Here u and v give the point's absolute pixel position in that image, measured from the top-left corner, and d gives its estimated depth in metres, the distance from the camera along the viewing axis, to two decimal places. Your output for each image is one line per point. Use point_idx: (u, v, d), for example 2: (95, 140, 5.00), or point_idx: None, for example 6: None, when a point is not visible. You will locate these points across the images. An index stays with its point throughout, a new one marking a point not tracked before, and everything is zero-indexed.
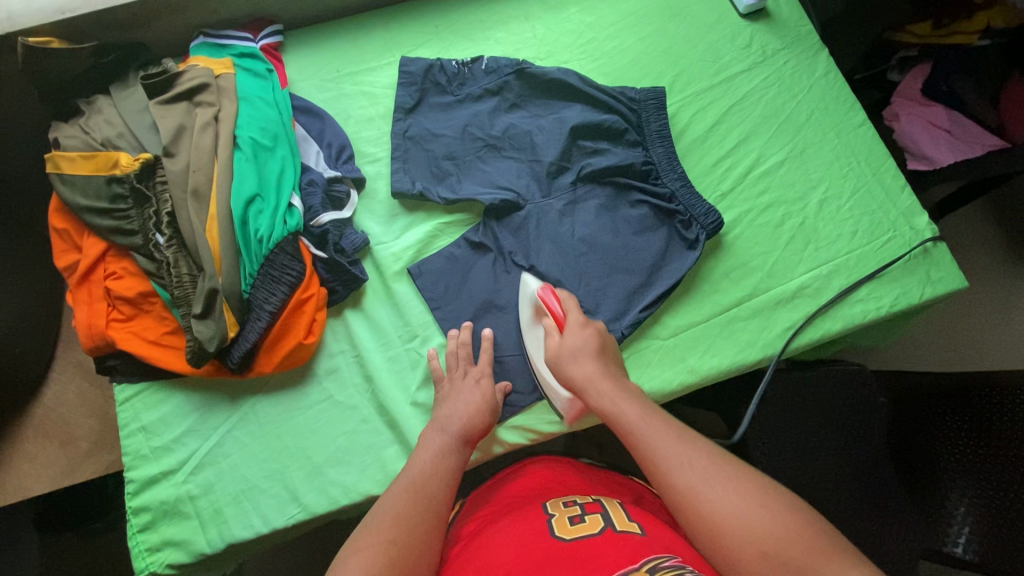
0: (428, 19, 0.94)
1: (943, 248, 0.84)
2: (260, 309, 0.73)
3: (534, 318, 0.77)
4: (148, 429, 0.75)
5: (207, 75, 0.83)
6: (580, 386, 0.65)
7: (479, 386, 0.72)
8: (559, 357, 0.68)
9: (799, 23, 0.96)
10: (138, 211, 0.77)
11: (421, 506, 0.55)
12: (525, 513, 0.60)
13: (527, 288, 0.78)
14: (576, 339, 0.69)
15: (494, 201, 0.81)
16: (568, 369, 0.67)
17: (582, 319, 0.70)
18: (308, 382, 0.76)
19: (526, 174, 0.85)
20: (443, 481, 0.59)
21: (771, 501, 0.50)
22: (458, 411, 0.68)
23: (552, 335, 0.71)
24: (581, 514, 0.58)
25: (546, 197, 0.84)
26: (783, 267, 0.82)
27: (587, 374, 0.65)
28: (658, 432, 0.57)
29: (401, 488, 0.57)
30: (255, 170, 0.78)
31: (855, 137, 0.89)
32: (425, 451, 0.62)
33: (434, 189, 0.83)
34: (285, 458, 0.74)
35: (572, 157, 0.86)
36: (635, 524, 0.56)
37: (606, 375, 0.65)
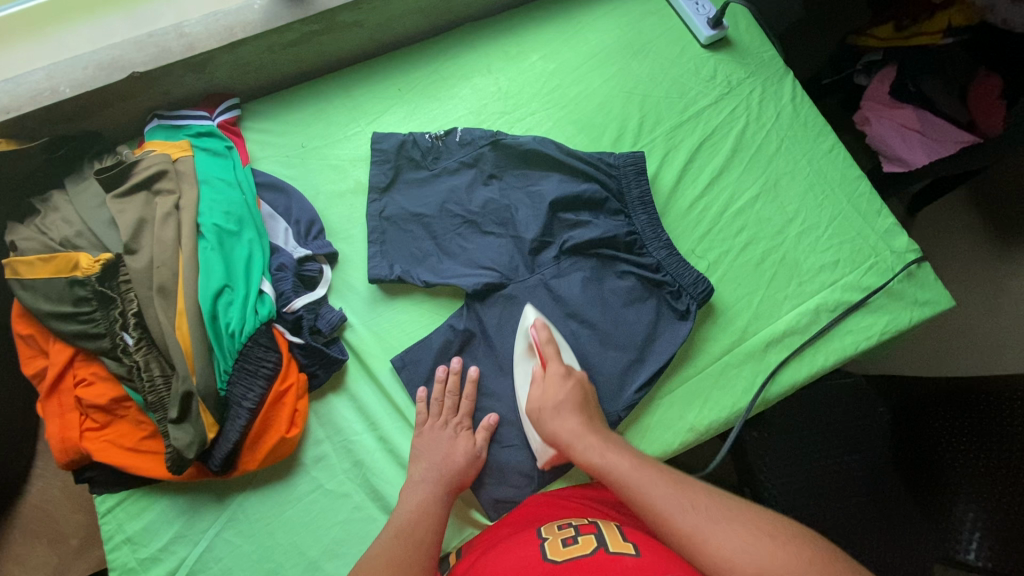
0: (389, 80, 0.93)
1: (926, 267, 0.85)
2: (239, 405, 0.70)
3: (527, 351, 0.77)
4: (134, 539, 0.72)
5: (164, 160, 0.80)
6: (567, 446, 0.66)
7: (460, 436, 0.73)
8: (538, 411, 0.69)
9: (761, 49, 0.96)
10: (103, 313, 0.73)
11: (411, 549, 0.59)
12: (519, 539, 0.58)
13: (526, 318, 0.78)
14: (558, 392, 0.69)
15: (478, 285, 0.80)
16: (548, 425, 0.68)
17: (563, 369, 0.71)
18: (295, 473, 0.74)
19: (509, 251, 0.83)
20: (429, 527, 0.63)
21: (769, 535, 0.51)
22: (438, 464, 0.69)
23: (536, 383, 0.72)
24: (574, 536, 0.55)
25: (531, 272, 0.82)
26: (768, 307, 0.82)
27: (571, 430, 0.66)
28: (650, 480, 0.58)
29: (388, 536, 0.61)
30: (222, 259, 0.75)
31: (826, 163, 0.90)
32: (409, 499, 0.66)
33: (414, 271, 0.81)
34: (279, 555, 0.71)
35: (553, 231, 0.84)
36: (629, 544, 0.54)
37: (590, 430, 0.66)
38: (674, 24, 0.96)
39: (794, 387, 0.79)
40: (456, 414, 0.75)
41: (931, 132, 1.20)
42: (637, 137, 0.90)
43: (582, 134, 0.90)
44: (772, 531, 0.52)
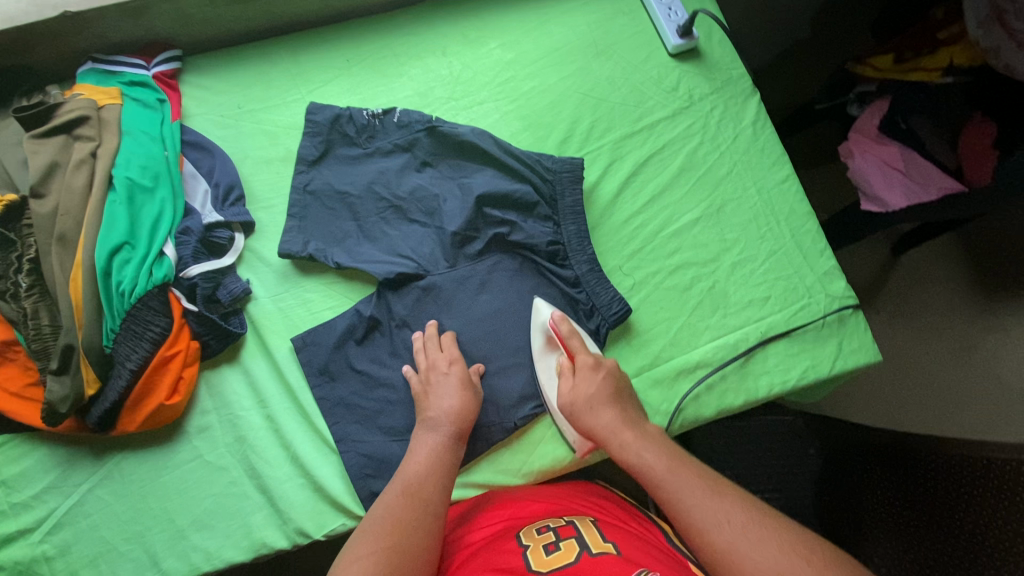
0: (338, 52, 0.89)
1: (859, 318, 0.82)
2: (121, 365, 0.69)
3: (546, 347, 0.77)
4: (8, 484, 0.72)
5: (88, 106, 0.78)
6: (597, 438, 0.66)
7: (454, 372, 0.72)
8: (575, 407, 0.69)
9: (731, 65, 0.91)
10: (3, 255, 0.72)
11: (418, 507, 0.57)
12: (498, 545, 0.55)
13: (538, 314, 0.78)
14: (590, 385, 0.69)
15: (390, 273, 0.78)
16: (586, 420, 0.68)
17: (592, 361, 0.71)
18: (177, 440, 0.73)
19: (430, 242, 0.81)
20: (436, 482, 0.61)
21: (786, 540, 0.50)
22: (443, 404, 0.69)
23: (565, 378, 0.72)
24: (555, 542, 0.53)
25: (450, 267, 0.80)
26: (687, 335, 0.79)
27: (608, 425, 0.65)
28: (690, 485, 0.56)
29: (396, 494, 0.59)
30: (127, 215, 0.73)
31: (777, 193, 0.86)
32: (416, 455, 0.64)
33: (328, 251, 0.79)
34: (148, 519, 0.71)
35: (478, 227, 0.81)
36: (610, 544, 0.52)
37: (629, 425, 0.65)
38: (643, 28, 0.91)
39: (701, 417, 0.77)
40: (443, 353, 0.74)
41: (916, 174, 1.12)
42: (584, 141, 0.86)
43: (528, 132, 0.87)
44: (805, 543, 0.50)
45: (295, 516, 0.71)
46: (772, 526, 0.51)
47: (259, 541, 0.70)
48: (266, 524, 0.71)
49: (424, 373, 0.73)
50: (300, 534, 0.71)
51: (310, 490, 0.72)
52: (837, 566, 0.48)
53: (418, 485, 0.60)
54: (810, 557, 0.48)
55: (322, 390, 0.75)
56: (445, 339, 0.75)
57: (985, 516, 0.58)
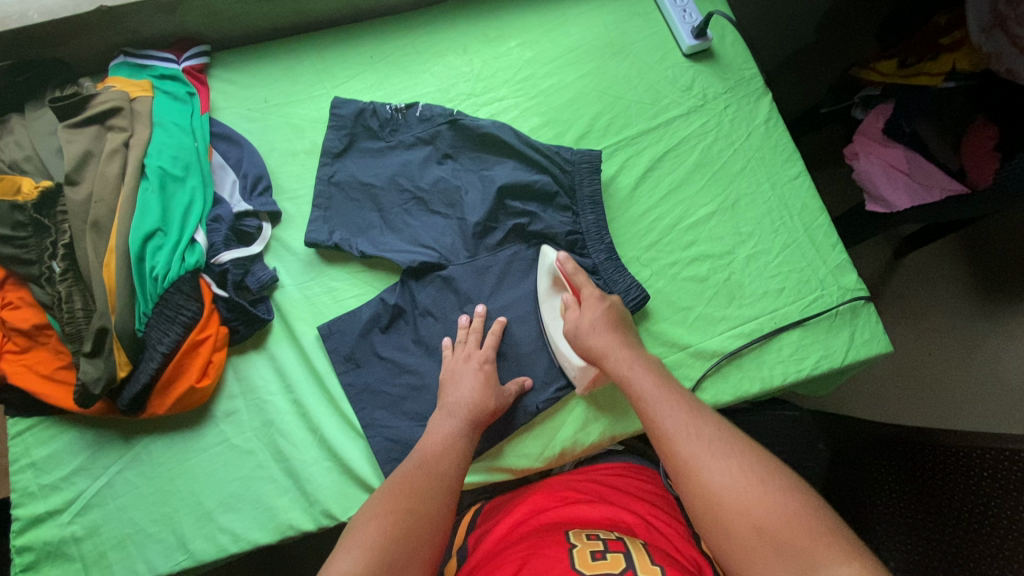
0: (362, 49, 0.92)
1: (871, 310, 0.84)
2: (154, 349, 0.71)
3: (552, 289, 0.79)
4: (38, 465, 0.73)
5: (121, 98, 0.80)
6: (602, 357, 0.70)
7: (483, 369, 0.74)
8: (576, 331, 0.72)
9: (744, 66, 0.94)
10: (37, 240, 0.73)
11: (434, 479, 0.60)
12: (544, 541, 0.56)
13: (546, 259, 0.80)
14: (593, 311, 0.73)
15: (413, 262, 0.80)
16: (587, 339, 0.71)
17: (598, 294, 0.74)
18: (204, 424, 0.75)
19: (452, 233, 0.83)
20: (452, 459, 0.63)
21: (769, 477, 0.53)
22: (462, 396, 0.71)
23: (570, 308, 0.75)
24: (603, 551, 0.53)
25: (471, 257, 0.82)
26: (703, 325, 0.82)
27: (606, 343, 0.70)
28: (668, 401, 0.62)
29: (412, 465, 0.61)
30: (159, 203, 0.75)
31: (789, 189, 0.88)
32: (438, 432, 0.67)
33: (353, 240, 0.81)
34: (175, 501, 0.72)
35: (499, 218, 0.83)
36: (659, 567, 0.51)
37: (624, 345, 0.70)
38: (658, 29, 0.94)
39: (718, 404, 0.78)
40: (476, 348, 0.76)
41: (920, 175, 1.14)
42: (602, 137, 0.89)
43: (548, 127, 0.89)
44: (771, 470, 0.54)
45: (321, 498, 0.72)
46: (739, 448, 0.56)
47: (285, 524, 0.71)
48: (291, 506, 0.72)
49: (453, 365, 0.74)
50: (326, 517, 0.72)
51: (336, 473, 0.74)
52: (802, 506, 0.51)
53: (438, 460, 0.63)
54: (765, 478, 0.53)
55: (348, 377, 0.77)
56: (495, 327, 0.78)
57: (993, 496, 0.62)
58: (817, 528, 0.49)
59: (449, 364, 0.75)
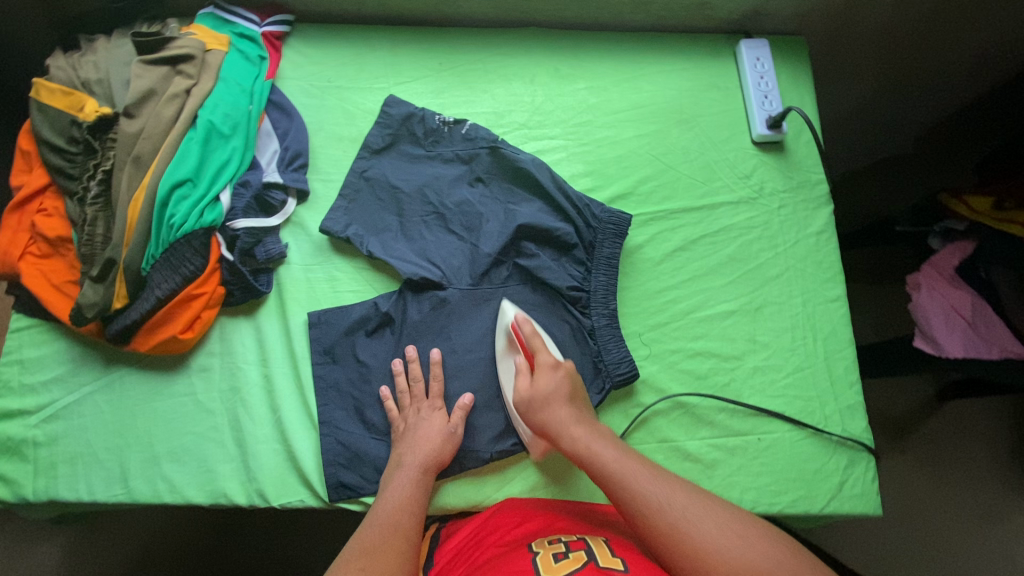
0: (434, 54, 0.92)
1: (870, 465, 0.78)
2: (151, 291, 0.74)
3: (506, 348, 0.78)
4: (24, 364, 0.77)
5: (197, 47, 0.84)
6: (556, 435, 0.69)
7: (434, 415, 0.74)
8: (532, 400, 0.71)
9: (813, 169, 0.88)
10: (84, 159, 0.79)
11: (390, 536, 0.62)
12: (508, 555, 0.56)
13: (504, 315, 0.79)
14: (548, 381, 0.72)
15: (415, 275, 0.80)
16: (540, 414, 0.71)
17: (552, 360, 0.74)
18: (178, 371, 0.77)
19: (462, 256, 0.83)
20: (408, 509, 0.66)
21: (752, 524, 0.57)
22: (414, 448, 0.71)
23: (524, 376, 0.74)
24: (565, 552, 0.54)
25: (473, 286, 0.82)
26: (684, 424, 0.78)
27: (560, 419, 0.69)
28: (635, 469, 0.63)
29: (375, 526, 0.63)
30: (198, 155, 0.78)
31: (822, 309, 0.82)
32: (397, 489, 0.68)
33: (365, 238, 0.82)
34: (130, 437, 0.75)
35: (509, 255, 0.83)
36: (618, 560, 0.54)
37: (579, 421, 0.70)
38: (733, 108, 0.90)
39: None
40: (426, 398, 0.76)
41: (982, 328, 1.01)
42: (641, 202, 0.86)
43: (590, 177, 0.87)
44: (743, 523, 0.57)
45: (259, 477, 0.74)
46: (713, 505, 0.59)
47: (220, 491, 0.73)
48: (230, 476, 0.74)
49: (406, 418, 0.74)
50: (259, 497, 0.73)
51: (283, 458, 0.75)
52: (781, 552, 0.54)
53: (391, 512, 0.65)
54: (741, 531, 0.56)
55: (320, 369, 0.78)
56: (434, 359, 0.77)
57: None
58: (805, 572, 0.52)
59: (400, 418, 0.75)
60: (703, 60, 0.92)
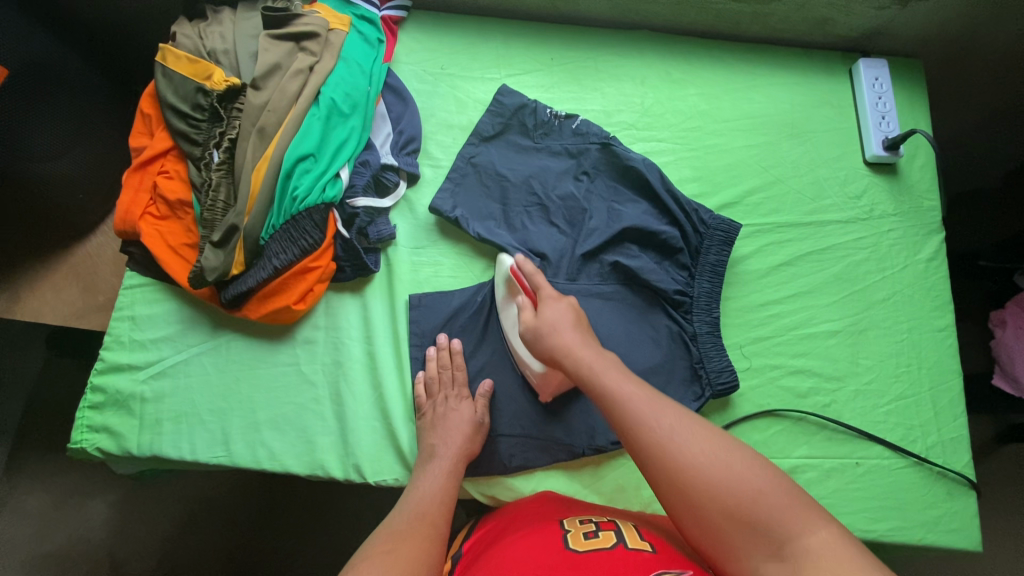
0: (547, 49, 0.92)
1: (972, 500, 0.76)
2: (268, 260, 0.75)
3: (505, 296, 0.77)
4: (136, 321, 0.79)
5: (322, 25, 0.85)
6: (560, 355, 0.66)
7: (462, 404, 0.75)
8: (538, 329, 0.68)
9: (926, 195, 0.86)
10: (208, 126, 0.81)
11: (416, 525, 0.60)
12: (541, 527, 0.61)
13: (504, 264, 0.78)
14: (552, 311, 0.69)
15: (519, 261, 0.80)
16: (546, 339, 0.67)
17: (553, 293, 0.71)
18: (283, 342, 0.79)
19: (563, 249, 0.83)
20: (437, 500, 0.65)
21: (757, 460, 0.53)
22: (447, 438, 0.71)
23: (528, 312, 0.71)
24: (595, 531, 0.59)
25: (572, 280, 0.82)
26: (782, 441, 0.77)
27: (568, 343, 0.66)
28: (631, 385, 0.60)
29: (404, 514, 0.62)
30: (321, 132, 0.79)
31: (928, 337, 0.81)
32: (430, 480, 0.68)
33: (470, 221, 0.83)
34: (233, 401, 0.76)
35: (610, 252, 0.83)
36: (646, 543, 0.57)
37: (588, 342, 0.66)
38: (847, 126, 0.89)
39: None
40: (454, 385, 0.76)
41: None
42: (748, 213, 0.85)
43: (696, 183, 0.87)
44: (746, 457, 0.54)
45: (357, 453, 0.74)
46: (711, 432, 0.56)
47: (319, 463, 0.74)
48: (329, 449, 0.75)
49: (435, 405, 0.74)
50: (355, 472, 0.74)
51: (380, 436, 0.76)
52: (793, 493, 0.51)
53: (421, 504, 0.64)
54: (735, 456, 0.53)
55: (420, 352, 0.79)
56: (455, 345, 0.78)
57: None
58: (811, 506, 0.50)
59: (428, 404, 0.75)
60: (818, 75, 0.91)
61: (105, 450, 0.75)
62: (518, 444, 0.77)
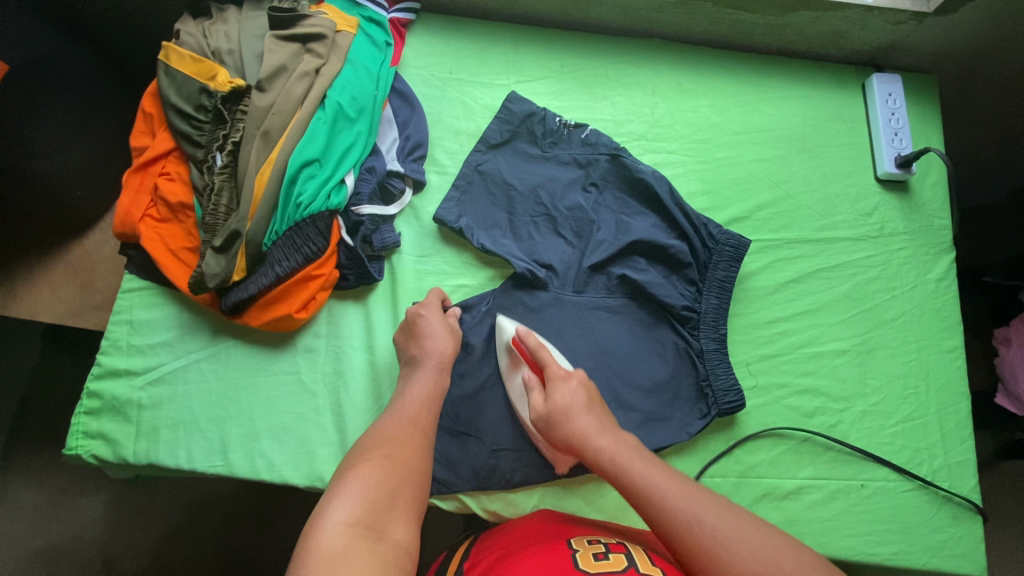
0: (557, 55, 0.91)
1: (977, 525, 0.75)
2: (270, 267, 0.74)
3: (510, 365, 0.76)
4: (133, 325, 0.78)
5: (329, 27, 0.83)
6: (579, 445, 0.65)
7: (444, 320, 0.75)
8: (551, 415, 0.68)
9: (937, 214, 0.86)
10: (211, 128, 0.79)
11: (404, 438, 0.63)
12: (549, 547, 0.60)
13: (503, 330, 0.77)
14: (564, 393, 0.69)
15: (525, 273, 0.79)
16: (561, 427, 0.67)
17: (563, 371, 0.71)
18: (284, 350, 0.77)
19: (570, 261, 0.82)
20: (424, 407, 0.67)
21: (791, 547, 0.54)
22: (430, 343, 0.72)
23: (538, 396, 0.70)
24: (605, 552, 0.58)
25: (578, 293, 0.81)
26: (788, 461, 0.76)
27: (584, 429, 0.65)
28: (656, 475, 0.60)
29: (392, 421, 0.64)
30: (327, 137, 0.78)
31: (936, 358, 0.80)
32: (418, 385, 0.69)
33: (475, 231, 0.81)
34: (232, 410, 0.75)
35: (617, 265, 0.82)
36: (656, 568, 0.57)
37: (605, 429, 0.66)
38: (859, 142, 0.88)
39: None
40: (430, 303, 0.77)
41: None
42: (757, 228, 0.84)
43: (705, 197, 0.85)
44: (778, 541, 0.55)
45: None
46: (740, 516, 0.57)
47: (318, 474, 0.73)
48: (329, 460, 0.74)
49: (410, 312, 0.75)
50: None
51: None
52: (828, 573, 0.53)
53: (409, 409, 0.67)
54: (769, 541, 0.54)
55: None
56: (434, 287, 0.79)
57: None
58: None
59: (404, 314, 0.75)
60: (831, 89, 0.90)
61: (100, 457, 0.74)
62: (519, 458, 0.75)
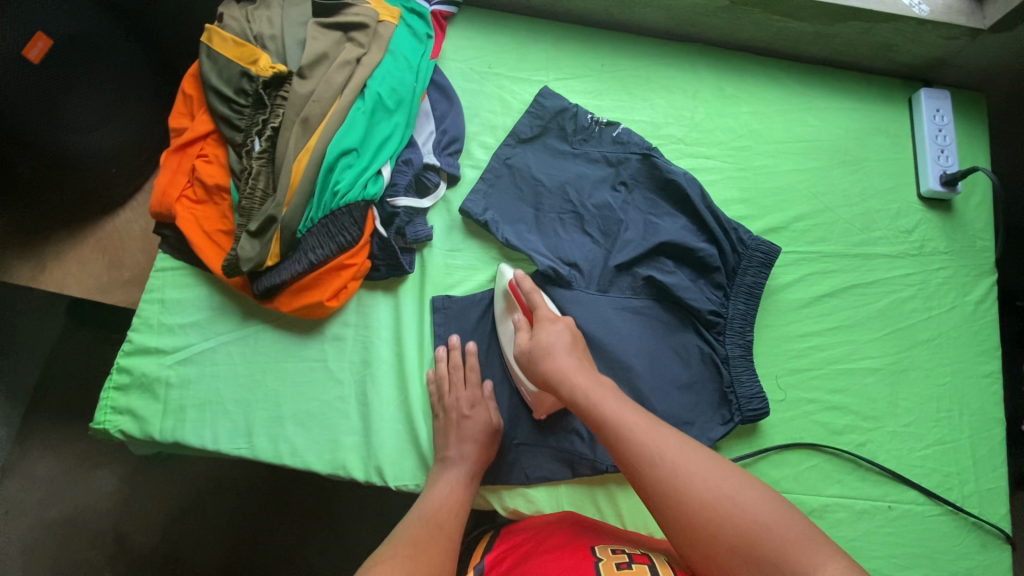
0: (598, 55, 0.90)
1: (1004, 553, 0.74)
2: (303, 254, 0.74)
3: (503, 310, 0.76)
4: (165, 304, 0.78)
5: (371, 16, 0.83)
6: (556, 381, 0.64)
7: (479, 407, 0.73)
8: (533, 351, 0.67)
9: (979, 235, 0.84)
10: (251, 112, 0.79)
11: (432, 539, 0.61)
12: (572, 552, 0.60)
13: (502, 278, 0.77)
14: (548, 334, 0.68)
15: (548, 270, 0.78)
16: (541, 363, 0.66)
17: (551, 315, 0.71)
18: (312, 337, 0.77)
19: (594, 259, 0.81)
20: (453, 510, 0.66)
21: (760, 490, 0.53)
22: (462, 444, 0.70)
23: (523, 333, 0.70)
24: (628, 563, 0.58)
25: (602, 292, 0.80)
26: (815, 478, 0.75)
27: (562, 367, 0.64)
28: (626, 410, 0.59)
29: (418, 522, 0.63)
30: (365, 126, 0.78)
31: (971, 382, 0.79)
32: (442, 487, 0.68)
33: (500, 226, 0.81)
34: (258, 393, 0.75)
35: (642, 266, 0.80)
36: None
37: (584, 368, 0.65)
38: (903, 157, 0.86)
39: None
40: (466, 386, 0.75)
41: None
42: (793, 239, 0.83)
43: (741, 204, 0.84)
44: (747, 486, 0.53)
45: (380, 455, 0.73)
46: (707, 457, 0.56)
47: (340, 462, 0.73)
48: (352, 449, 0.74)
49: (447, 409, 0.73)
50: (377, 474, 0.73)
51: (404, 440, 0.75)
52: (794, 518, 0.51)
53: (436, 511, 0.65)
54: (735, 484, 0.53)
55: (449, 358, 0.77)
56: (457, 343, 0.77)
57: None
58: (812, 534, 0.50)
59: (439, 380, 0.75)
60: (875, 101, 0.89)
61: (127, 432, 0.75)
62: (541, 458, 0.75)
